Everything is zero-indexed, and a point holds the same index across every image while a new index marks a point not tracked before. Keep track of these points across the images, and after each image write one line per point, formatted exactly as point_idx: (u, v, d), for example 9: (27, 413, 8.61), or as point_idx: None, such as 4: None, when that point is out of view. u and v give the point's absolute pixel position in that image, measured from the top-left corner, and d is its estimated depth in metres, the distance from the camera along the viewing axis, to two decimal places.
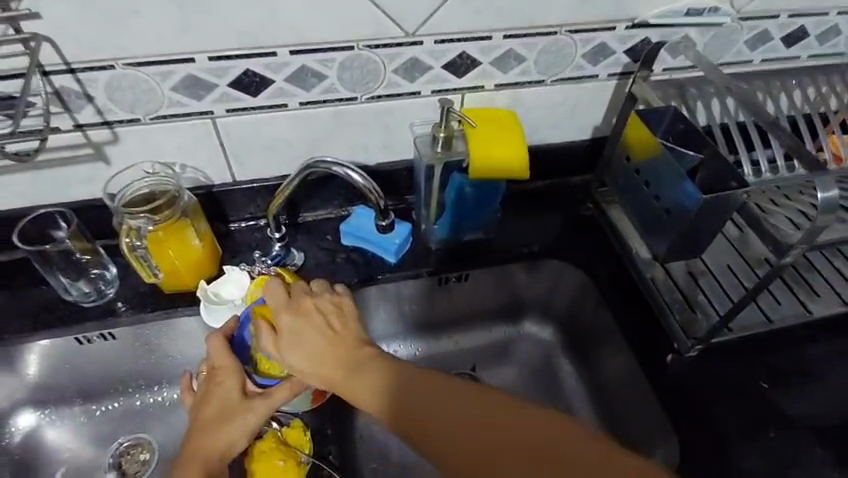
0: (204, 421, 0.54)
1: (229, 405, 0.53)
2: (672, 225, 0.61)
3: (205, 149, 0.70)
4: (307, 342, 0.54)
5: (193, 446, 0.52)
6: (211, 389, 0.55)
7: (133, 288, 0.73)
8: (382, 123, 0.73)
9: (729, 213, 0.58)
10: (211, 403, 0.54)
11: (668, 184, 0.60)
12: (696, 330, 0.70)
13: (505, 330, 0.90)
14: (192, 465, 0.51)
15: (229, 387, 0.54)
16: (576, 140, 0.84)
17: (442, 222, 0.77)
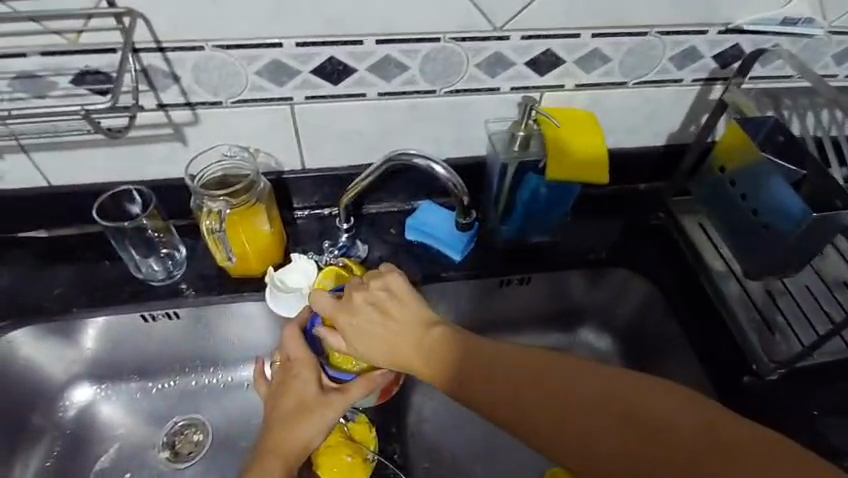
0: (282, 411, 0.56)
1: (306, 398, 0.56)
2: (769, 243, 0.59)
3: (280, 135, 0.69)
4: (369, 334, 0.52)
5: (273, 436, 0.55)
6: (288, 381, 0.57)
7: (199, 270, 0.73)
8: (457, 118, 0.72)
9: (832, 232, 0.55)
10: (288, 395, 0.56)
11: (770, 200, 0.58)
12: (776, 353, 0.68)
13: (561, 336, 0.88)
14: (276, 456, 0.54)
15: (305, 381, 0.56)
16: (650, 146, 0.81)
17: (510, 222, 0.76)
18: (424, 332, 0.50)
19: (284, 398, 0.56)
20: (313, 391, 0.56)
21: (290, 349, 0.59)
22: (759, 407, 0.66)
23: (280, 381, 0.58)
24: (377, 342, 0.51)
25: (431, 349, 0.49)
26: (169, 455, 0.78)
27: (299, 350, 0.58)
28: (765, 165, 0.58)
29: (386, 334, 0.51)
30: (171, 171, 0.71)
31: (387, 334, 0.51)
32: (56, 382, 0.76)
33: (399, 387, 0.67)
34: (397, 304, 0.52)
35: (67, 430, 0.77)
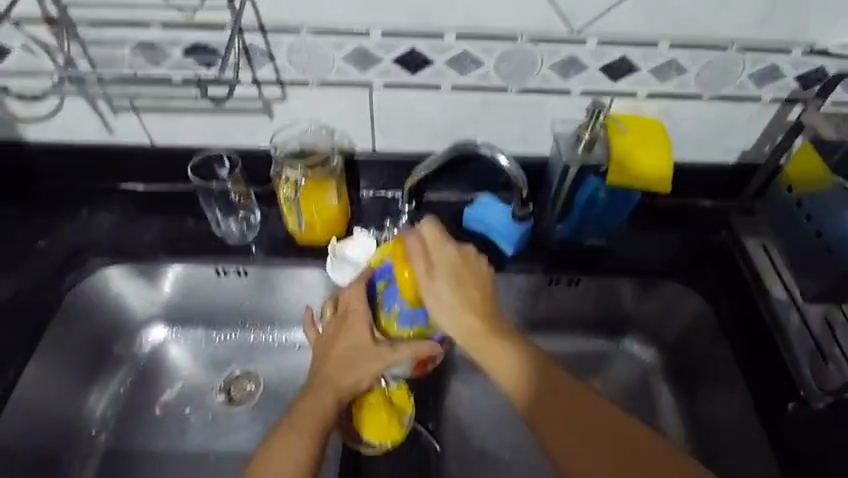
0: (337, 355, 0.63)
1: (360, 346, 0.62)
2: (832, 265, 0.59)
3: (357, 117, 0.74)
4: (452, 299, 0.59)
5: (328, 373, 0.62)
6: (343, 326, 0.63)
7: (271, 235, 0.80)
8: (526, 116, 0.74)
9: None
10: (343, 339, 0.63)
11: (835, 219, 0.58)
12: (827, 382, 0.68)
13: (605, 343, 0.89)
14: (328, 391, 0.61)
15: (361, 329, 0.62)
16: (719, 163, 0.80)
17: (566, 223, 0.77)
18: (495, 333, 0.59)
19: (338, 342, 0.63)
20: (369, 339, 0.62)
21: (348, 298, 0.64)
22: (803, 433, 0.65)
23: (335, 330, 0.64)
24: (461, 314, 0.59)
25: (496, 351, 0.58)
26: (225, 399, 0.85)
27: (357, 302, 0.64)
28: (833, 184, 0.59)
29: (462, 311, 0.59)
30: (256, 142, 0.78)
31: (470, 295, 0.60)
32: (136, 319, 0.85)
33: (433, 366, 0.69)
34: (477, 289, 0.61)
35: (139, 364, 0.86)
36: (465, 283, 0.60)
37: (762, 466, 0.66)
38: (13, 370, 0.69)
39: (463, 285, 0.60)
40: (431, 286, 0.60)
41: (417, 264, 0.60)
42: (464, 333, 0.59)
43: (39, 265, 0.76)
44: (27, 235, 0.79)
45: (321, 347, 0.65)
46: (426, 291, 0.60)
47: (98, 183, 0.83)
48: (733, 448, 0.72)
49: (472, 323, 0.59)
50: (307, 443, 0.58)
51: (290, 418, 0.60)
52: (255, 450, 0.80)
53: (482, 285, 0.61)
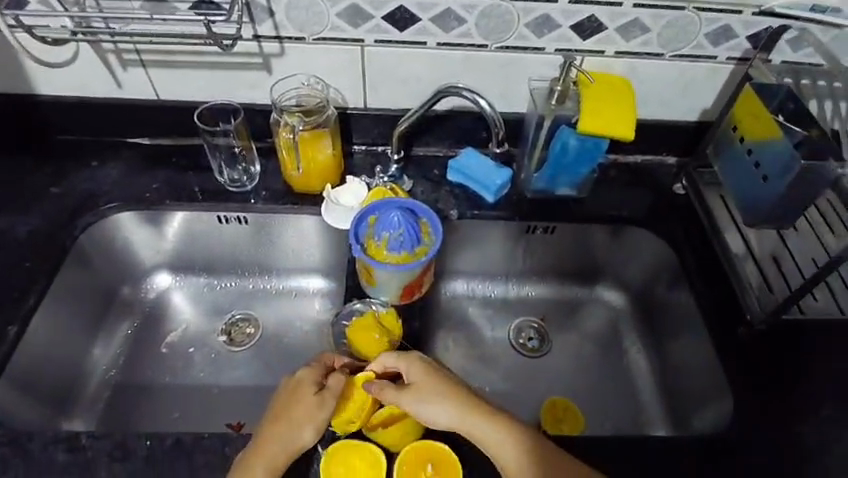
0: (279, 407, 0.61)
1: (301, 393, 0.60)
2: (766, 192, 0.66)
3: (350, 73, 0.80)
4: (417, 394, 0.60)
5: (267, 434, 0.58)
6: (288, 384, 0.62)
7: (269, 185, 0.86)
8: (505, 73, 0.81)
9: (820, 187, 0.63)
10: (287, 397, 0.61)
11: (770, 154, 0.65)
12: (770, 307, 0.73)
13: (580, 291, 0.95)
14: (260, 453, 0.57)
15: (305, 375, 0.62)
16: (682, 120, 0.87)
17: (543, 173, 0.84)
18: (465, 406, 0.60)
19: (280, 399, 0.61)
20: (311, 387, 0.61)
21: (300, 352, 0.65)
22: (750, 353, 0.72)
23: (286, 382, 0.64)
24: (430, 401, 0.60)
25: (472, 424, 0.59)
26: (226, 340, 0.90)
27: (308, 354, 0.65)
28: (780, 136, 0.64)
29: (431, 398, 0.60)
30: (256, 97, 0.84)
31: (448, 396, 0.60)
32: (142, 266, 0.91)
33: (419, 295, 0.72)
34: (435, 376, 0.62)
35: (145, 308, 0.91)
36: (424, 375, 0.62)
37: (713, 383, 0.73)
38: (33, 296, 0.74)
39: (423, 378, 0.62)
40: (415, 405, 0.60)
41: (392, 398, 0.61)
42: (465, 433, 0.59)
43: (54, 207, 0.82)
44: (42, 181, 0.84)
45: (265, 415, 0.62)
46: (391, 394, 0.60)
47: (107, 137, 0.89)
48: (688, 374, 0.79)
49: (466, 423, 0.59)
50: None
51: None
52: (254, 384, 0.86)
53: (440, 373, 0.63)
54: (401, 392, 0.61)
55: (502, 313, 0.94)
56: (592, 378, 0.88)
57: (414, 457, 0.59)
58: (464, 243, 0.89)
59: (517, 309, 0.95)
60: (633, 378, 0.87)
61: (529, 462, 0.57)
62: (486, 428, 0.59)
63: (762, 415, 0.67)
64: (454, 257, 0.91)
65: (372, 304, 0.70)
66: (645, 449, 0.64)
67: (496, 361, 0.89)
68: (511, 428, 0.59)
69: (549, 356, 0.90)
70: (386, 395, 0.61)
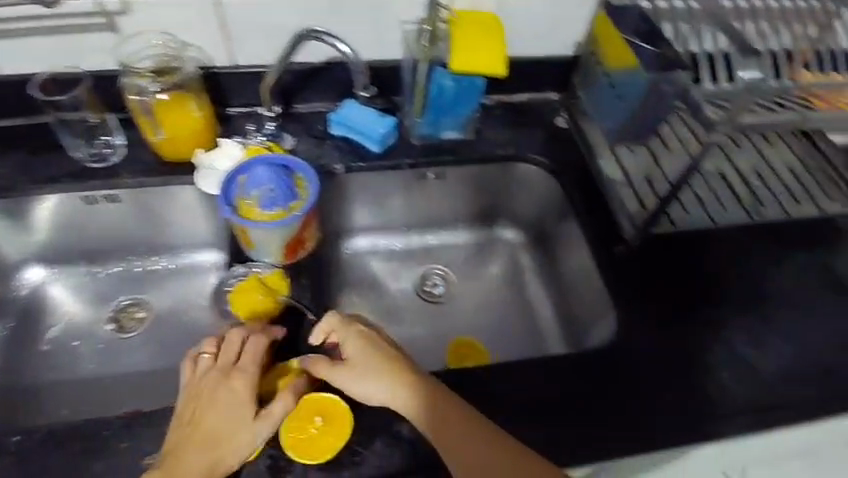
0: (210, 423, 0.55)
1: (238, 413, 0.56)
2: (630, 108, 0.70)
3: (208, 28, 0.75)
4: (357, 364, 0.60)
5: (186, 451, 0.54)
6: (214, 392, 0.57)
7: (139, 158, 0.80)
8: (374, 18, 0.78)
9: (672, 98, 0.66)
10: (212, 411, 0.56)
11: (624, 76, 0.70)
12: (637, 219, 0.78)
13: (481, 233, 0.96)
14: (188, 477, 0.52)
15: (238, 390, 0.57)
16: (559, 54, 0.88)
17: (425, 118, 0.83)
18: (403, 377, 0.59)
19: (210, 413, 0.56)
20: (245, 406, 0.56)
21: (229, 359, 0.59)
22: (629, 269, 0.76)
23: (209, 390, 0.57)
24: (369, 371, 0.59)
25: (409, 394, 0.58)
26: (115, 328, 0.85)
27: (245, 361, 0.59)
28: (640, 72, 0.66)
29: (370, 368, 0.59)
30: (109, 63, 0.77)
31: (387, 372, 0.59)
32: (8, 261, 0.83)
33: (304, 253, 0.71)
34: (377, 348, 0.61)
35: (19, 305, 0.84)
36: (367, 345, 0.60)
37: (600, 302, 0.77)
38: None
39: (363, 349, 0.60)
40: (349, 377, 0.59)
41: (326, 369, 0.60)
42: (399, 403, 0.58)
43: None
44: None
45: (182, 416, 0.57)
46: (326, 367, 0.60)
47: None
48: (579, 298, 0.82)
49: (401, 393, 0.58)
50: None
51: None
52: (151, 368, 0.82)
53: (384, 345, 0.61)
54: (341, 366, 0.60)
55: (407, 265, 0.94)
56: (497, 315, 0.91)
57: (302, 411, 0.59)
58: (358, 198, 0.88)
59: (422, 259, 0.95)
60: (534, 310, 0.90)
61: (459, 429, 0.56)
62: (423, 397, 0.58)
63: (643, 325, 0.72)
64: (350, 213, 0.89)
65: (254, 267, 0.68)
66: (535, 371, 0.66)
67: (403, 312, 0.90)
68: (448, 398, 0.58)
69: (455, 300, 0.92)
70: (319, 367, 0.60)
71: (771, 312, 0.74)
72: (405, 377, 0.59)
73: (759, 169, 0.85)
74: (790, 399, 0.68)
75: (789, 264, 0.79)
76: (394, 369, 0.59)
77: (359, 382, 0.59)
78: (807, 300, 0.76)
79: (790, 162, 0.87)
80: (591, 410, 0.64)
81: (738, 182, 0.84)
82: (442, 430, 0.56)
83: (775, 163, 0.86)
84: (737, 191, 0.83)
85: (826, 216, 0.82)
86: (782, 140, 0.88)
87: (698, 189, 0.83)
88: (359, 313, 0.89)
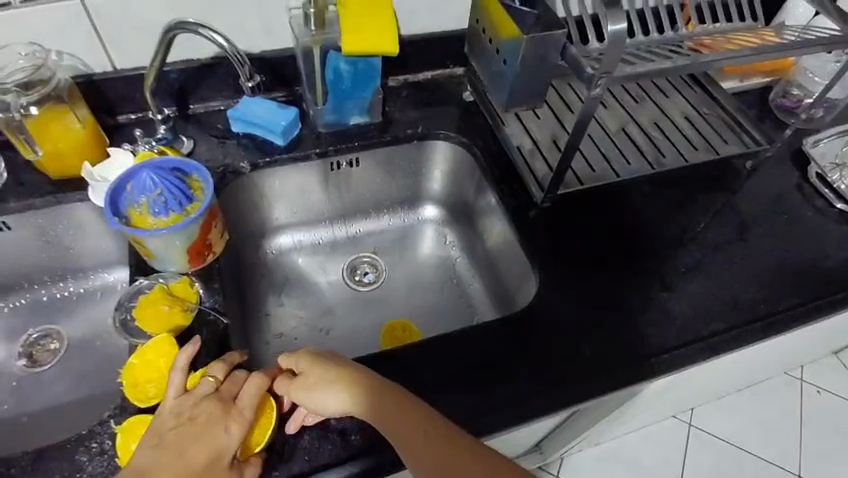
0: (187, 460, 0.49)
1: (220, 458, 0.51)
2: (515, 75, 0.70)
3: (79, 33, 0.70)
4: (309, 380, 0.56)
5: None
6: (207, 427, 0.51)
7: (25, 179, 0.74)
8: (259, 6, 0.75)
9: (554, 55, 0.67)
10: (199, 445, 0.50)
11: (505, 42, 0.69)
12: (544, 181, 0.80)
13: (406, 216, 0.95)
14: None
15: (233, 436, 0.52)
16: (456, 30, 0.89)
17: (327, 104, 0.81)
18: (358, 388, 0.54)
19: (192, 449, 0.50)
20: (229, 456, 0.51)
21: (241, 394, 0.54)
22: (546, 231, 0.77)
23: (199, 421, 0.52)
24: (321, 385, 0.55)
25: (366, 404, 0.53)
26: (27, 363, 0.80)
27: (247, 400, 0.54)
28: (521, 42, 0.65)
29: (323, 382, 0.55)
30: None
31: (351, 388, 0.54)
32: None
33: (213, 257, 0.68)
34: (330, 362, 0.56)
35: None
36: (317, 362, 0.56)
37: (522, 267, 0.78)
38: None
39: (315, 365, 0.56)
40: (303, 394, 0.56)
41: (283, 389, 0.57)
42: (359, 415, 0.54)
43: None
44: None
45: (164, 435, 0.51)
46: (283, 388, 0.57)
47: None
48: (504, 267, 0.83)
49: (358, 404, 0.54)
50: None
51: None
52: (72, 400, 0.78)
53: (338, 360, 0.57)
54: (305, 384, 0.56)
55: (333, 256, 0.93)
56: (429, 295, 0.91)
57: None
58: (271, 195, 0.85)
59: (347, 249, 0.94)
60: (465, 284, 0.90)
61: (418, 434, 0.51)
62: (380, 405, 0.53)
63: (564, 284, 0.73)
64: (266, 212, 0.87)
65: (159, 278, 0.64)
66: (460, 341, 0.67)
67: (334, 305, 0.89)
68: (411, 404, 0.53)
69: (385, 286, 0.92)
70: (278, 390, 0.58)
71: (681, 255, 0.78)
72: (359, 388, 0.54)
73: (657, 121, 0.90)
74: (703, 335, 0.71)
75: (692, 207, 0.82)
76: (348, 381, 0.55)
77: (313, 397, 0.55)
78: (711, 239, 0.79)
79: (685, 111, 0.91)
80: (518, 372, 0.65)
81: (638, 135, 0.88)
82: (403, 438, 0.51)
83: (671, 114, 0.90)
84: (638, 144, 0.87)
85: (722, 159, 0.86)
86: (676, 91, 0.94)
87: (602, 146, 0.86)
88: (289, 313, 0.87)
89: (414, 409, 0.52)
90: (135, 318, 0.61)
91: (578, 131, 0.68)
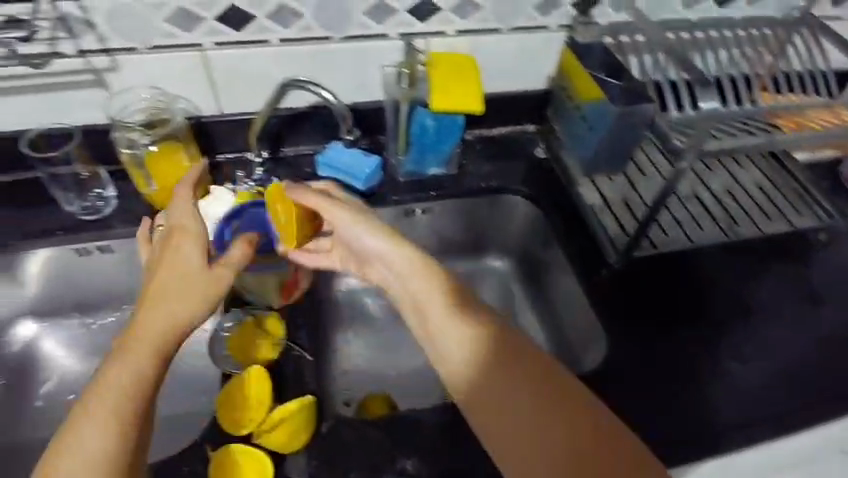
0: (162, 282, 0.58)
1: (190, 269, 0.60)
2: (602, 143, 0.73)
3: (195, 79, 0.77)
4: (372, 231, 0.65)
5: (153, 305, 0.57)
6: (174, 255, 0.60)
7: (130, 208, 0.81)
8: (356, 63, 0.81)
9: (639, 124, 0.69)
10: (165, 272, 0.59)
11: (593, 113, 0.73)
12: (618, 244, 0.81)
13: (470, 263, 0.99)
14: (148, 340, 0.54)
15: (192, 252, 0.61)
16: (533, 89, 0.92)
17: (410, 155, 0.86)
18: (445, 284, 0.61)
19: (160, 274, 0.59)
20: (200, 263, 0.60)
21: (172, 221, 0.64)
22: (617, 293, 0.78)
23: (162, 254, 0.61)
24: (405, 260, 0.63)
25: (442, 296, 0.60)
26: None
27: (185, 220, 0.64)
28: (611, 113, 0.69)
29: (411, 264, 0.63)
30: (97, 117, 0.78)
31: (488, 340, 0.56)
32: None
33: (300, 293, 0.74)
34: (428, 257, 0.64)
35: (11, 364, 0.83)
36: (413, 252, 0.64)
37: (590, 322, 0.79)
38: None
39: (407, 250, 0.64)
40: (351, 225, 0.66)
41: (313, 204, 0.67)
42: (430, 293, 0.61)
43: None
44: None
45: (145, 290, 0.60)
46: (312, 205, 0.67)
47: None
48: (572, 323, 0.84)
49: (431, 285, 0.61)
50: (116, 415, 0.49)
51: (100, 380, 0.51)
52: None
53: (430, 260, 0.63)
54: (328, 199, 0.67)
55: None
56: None
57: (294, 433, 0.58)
58: None
59: None
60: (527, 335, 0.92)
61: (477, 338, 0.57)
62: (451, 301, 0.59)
63: (632, 345, 0.74)
64: None
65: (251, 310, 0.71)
66: None
67: (397, 344, 0.91)
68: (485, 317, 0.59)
69: None
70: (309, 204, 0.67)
71: (753, 324, 0.77)
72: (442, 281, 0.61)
73: (729, 189, 0.90)
74: (779, 411, 0.70)
75: (764, 277, 0.82)
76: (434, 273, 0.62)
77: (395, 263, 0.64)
78: (785, 311, 0.79)
79: (757, 179, 0.92)
80: None
81: (711, 201, 0.88)
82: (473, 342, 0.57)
83: (744, 182, 0.91)
84: (711, 210, 0.88)
85: (795, 231, 0.87)
86: (749, 158, 0.94)
87: (676, 210, 0.87)
88: (355, 349, 0.90)
89: (528, 356, 0.55)
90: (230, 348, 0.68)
91: (660, 198, 0.70)
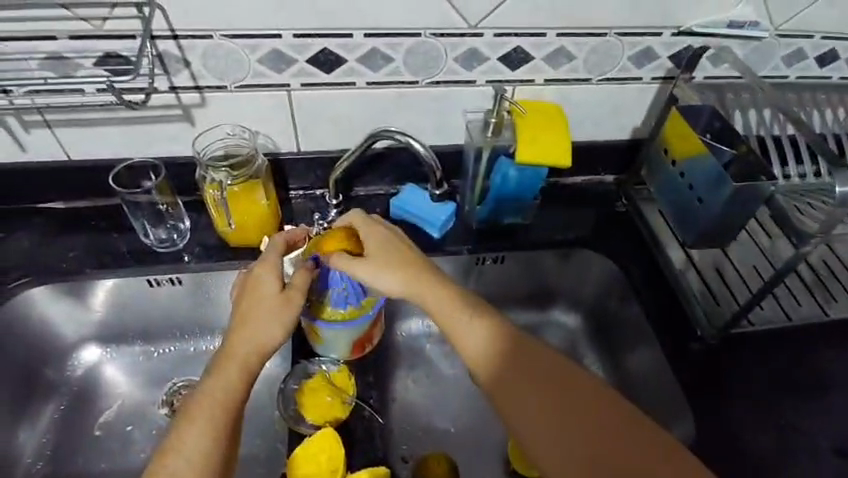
0: (243, 309, 0.58)
1: (268, 294, 0.59)
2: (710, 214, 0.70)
3: (279, 118, 0.76)
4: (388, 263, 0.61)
5: (236, 330, 0.57)
6: (251, 283, 0.60)
7: (203, 241, 0.80)
8: (439, 107, 0.79)
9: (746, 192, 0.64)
10: (245, 299, 0.59)
11: (701, 180, 0.70)
12: (716, 319, 0.75)
13: (536, 316, 0.93)
14: (231, 362, 0.55)
15: (269, 278, 0.60)
16: (616, 140, 0.88)
17: (484, 205, 0.83)
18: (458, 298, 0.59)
19: (243, 301, 0.59)
20: (274, 289, 0.59)
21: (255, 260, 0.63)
22: (706, 368, 0.72)
23: (245, 283, 0.61)
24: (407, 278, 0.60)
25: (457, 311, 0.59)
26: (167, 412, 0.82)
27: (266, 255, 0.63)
28: (726, 189, 0.66)
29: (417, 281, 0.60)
30: (179, 150, 0.79)
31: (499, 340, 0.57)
32: (66, 342, 0.83)
33: (370, 348, 0.71)
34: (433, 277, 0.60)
35: (73, 388, 0.83)
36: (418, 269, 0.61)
37: (673, 397, 0.73)
38: None
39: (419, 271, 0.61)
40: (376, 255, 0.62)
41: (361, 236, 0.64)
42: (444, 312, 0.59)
43: None
44: None
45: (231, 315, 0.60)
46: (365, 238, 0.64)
47: (21, 205, 0.81)
48: (650, 394, 0.78)
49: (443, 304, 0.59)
50: (211, 431, 0.50)
51: (194, 402, 0.52)
52: None
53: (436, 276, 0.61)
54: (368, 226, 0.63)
55: None
56: None
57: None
58: None
59: None
60: None
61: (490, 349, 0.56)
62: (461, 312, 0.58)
63: (724, 431, 0.67)
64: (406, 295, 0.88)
65: (321, 363, 0.68)
66: None
67: (457, 397, 0.87)
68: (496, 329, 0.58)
69: None
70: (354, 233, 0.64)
71: None
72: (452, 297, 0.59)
73: (827, 262, 0.84)
74: None
75: None
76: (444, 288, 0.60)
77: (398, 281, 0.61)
78: None
79: None
80: None
81: (808, 275, 0.82)
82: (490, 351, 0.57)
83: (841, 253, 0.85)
84: (808, 284, 0.81)
85: None
86: None
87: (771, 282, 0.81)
88: (413, 400, 0.86)
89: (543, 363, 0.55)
90: (300, 403, 0.65)
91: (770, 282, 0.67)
